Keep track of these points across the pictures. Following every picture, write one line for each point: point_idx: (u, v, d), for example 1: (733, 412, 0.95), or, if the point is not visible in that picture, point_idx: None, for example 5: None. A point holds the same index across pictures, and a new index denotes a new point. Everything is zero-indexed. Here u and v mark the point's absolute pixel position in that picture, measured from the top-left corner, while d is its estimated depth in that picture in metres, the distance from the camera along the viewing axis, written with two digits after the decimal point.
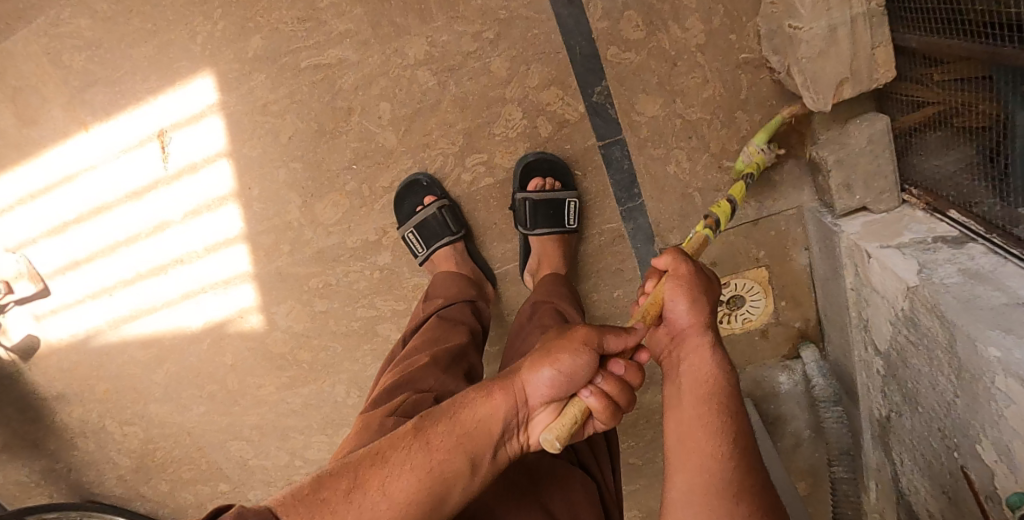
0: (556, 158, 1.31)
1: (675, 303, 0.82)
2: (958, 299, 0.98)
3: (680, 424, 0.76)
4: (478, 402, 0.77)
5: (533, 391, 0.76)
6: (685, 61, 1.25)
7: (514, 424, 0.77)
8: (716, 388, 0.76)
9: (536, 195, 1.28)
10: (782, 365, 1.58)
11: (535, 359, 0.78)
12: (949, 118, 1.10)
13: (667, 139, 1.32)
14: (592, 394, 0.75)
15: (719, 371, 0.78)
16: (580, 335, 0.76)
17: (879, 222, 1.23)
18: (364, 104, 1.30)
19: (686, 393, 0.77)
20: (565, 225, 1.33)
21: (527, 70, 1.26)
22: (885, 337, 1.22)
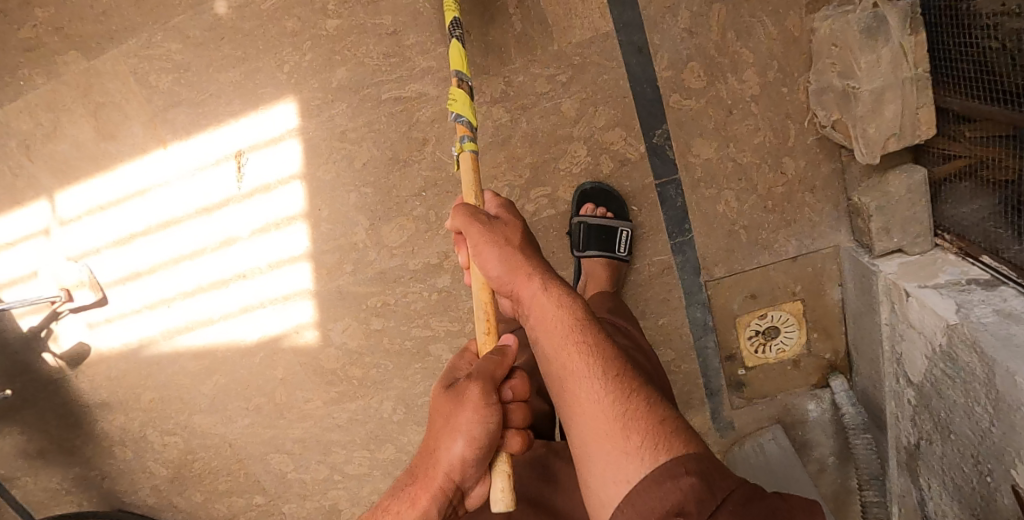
0: (612, 190, 1.40)
1: (494, 270, 0.86)
2: (997, 335, 1.08)
3: (555, 372, 0.79)
4: (404, 511, 0.75)
5: (455, 475, 0.76)
6: (740, 110, 1.36)
7: (453, 505, 0.78)
8: (567, 325, 0.80)
9: (591, 220, 1.36)
10: (811, 394, 1.67)
11: (444, 440, 0.77)
12: (978, 171, 1.21)
13: (718, 181, 1.43)
14: (510, 437, 0.82)
15: (563, 310, 0.81)
16: (478, 394, 0.77)
17: (915, 263, 1.33)
18: (439, 136, 1.39)
19: (547, 343, 0.80)
20: (618, 253, 1.39)
21: (595, 112, 1.36)
22: (919, 370, 1.31)
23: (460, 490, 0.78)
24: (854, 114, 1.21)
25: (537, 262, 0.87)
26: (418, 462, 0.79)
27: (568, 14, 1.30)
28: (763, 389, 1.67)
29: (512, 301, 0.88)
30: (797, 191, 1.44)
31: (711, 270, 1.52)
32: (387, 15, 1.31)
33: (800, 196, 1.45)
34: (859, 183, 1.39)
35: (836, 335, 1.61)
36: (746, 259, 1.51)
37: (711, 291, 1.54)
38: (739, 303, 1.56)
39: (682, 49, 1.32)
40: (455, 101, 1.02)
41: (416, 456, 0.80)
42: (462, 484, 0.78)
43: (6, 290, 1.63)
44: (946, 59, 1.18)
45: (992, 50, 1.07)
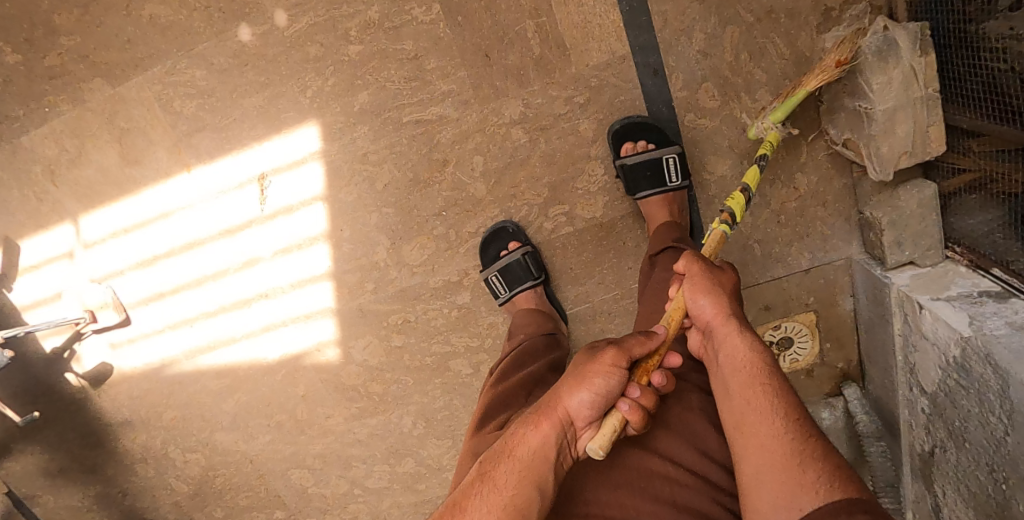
0: (646, 119, 1.36)
1: (696, 303, 0.94)
2: (1011, 348, 1.11)
3: (734, 407, 0.81)
4: (528, 434, 0.82)
5: (573, 411, 0.83)
6: (753, 128, 1.40)
7: (566, 441, 0.83)
8: (755, 367, 0.83)
9: (634, 157, 1.31)
10: (824, 402, 1.70)
11: (571, 383, 0.84)
12: (988, 183, 1.25)
13: (732, 197, 1.46)
14: (629, 406, 0.84)
15: (754, 354, 0.84)
16: (612, 356, 0.83)
17: (926, 276, 1.36)
18: (459, 157, 1.42)
19: (732, 381, 0.84)
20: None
21: (613, 132, 1.38)
22: (933, 380, 1.34)
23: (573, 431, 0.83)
24: (867, 132, 1.24)
25: (739, 312, 0.93)
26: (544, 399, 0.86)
27: (585, 37, 1.33)
28: None
29: (704, 332, 0.94)
30: (809, 206, 1.47)
31: None
32: (408, 41, 1.34)
33: (812, 210, 1.48)
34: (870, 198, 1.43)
35: (848, 345, 1.64)
36: (760, 272, 1.54)
37: None
38: (753, 315, 1.59)
39: (697, 70, 1.35)
40: (734, 201, 1.17)
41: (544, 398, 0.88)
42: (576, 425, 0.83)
43: (29, 312, 1.64)
44: (955, 78, 1.22)
45: (1002, 72, 1.10)
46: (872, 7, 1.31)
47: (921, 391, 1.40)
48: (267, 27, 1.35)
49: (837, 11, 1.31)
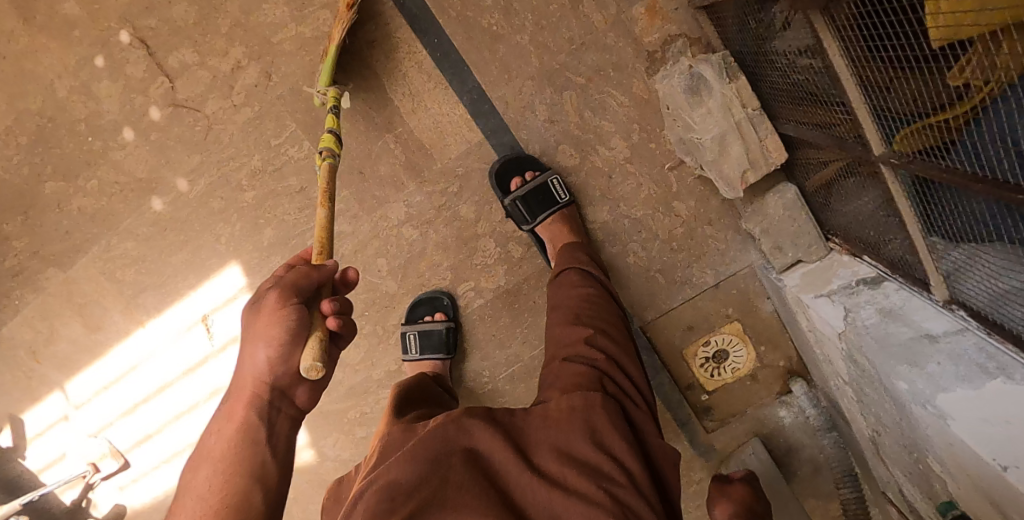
0: (529, 159, 1.45)
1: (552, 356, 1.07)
2: (879, 340, 1.15)
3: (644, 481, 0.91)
4: (224, 427, 0.91)
5: (263, 372, 0.90)
6: (618, 173, 1.49)
7: (268, 402, 0.92)
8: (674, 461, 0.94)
9: (524, 190, 1.40)
10: (779, 401, 1.71)
11: (249, 344, 0.90)
12: (845, 178, 1.23)
13: (620, 237, 1.55)
14: (328, 318, 0.93)
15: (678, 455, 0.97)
16: (271, 302, 0.90)
17: (814, 272, 1.40)
18: (365, 263, 1.57)
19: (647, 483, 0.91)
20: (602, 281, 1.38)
21: (490, 209, 1.51)
22: (844, 370, 1.37)
23: (276, 391, 0.92)
24: (707, 159, 1.33)
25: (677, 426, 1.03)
26: (241, 383, 0.93)
27: (441, 134, 1.46)
28: (729, 410, 1.72)
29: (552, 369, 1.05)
30: (696, 227, 1.54)
31: (643, 315, 1.63)
32: (292, 177, 1.50)
33: (700, 231, 1.55)
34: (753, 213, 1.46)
35: (782, 343, 1.67)
36: (670, 297, 1.61)
37: (649, 334, 1.66)
38: (680, 337, 1.65)
39: (550, 137, 1.46)
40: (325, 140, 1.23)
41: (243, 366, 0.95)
42: (276, 384, 0.92)
43: (44, 473, 1.84)
44: (767, 87, 1.25)
45: (796, 79, 1.15)
46: (690, 42, 1.38)
47: (840, 381, 1.45)
48: (174, 195, 1.53)
49: (659, 53, 1.39)
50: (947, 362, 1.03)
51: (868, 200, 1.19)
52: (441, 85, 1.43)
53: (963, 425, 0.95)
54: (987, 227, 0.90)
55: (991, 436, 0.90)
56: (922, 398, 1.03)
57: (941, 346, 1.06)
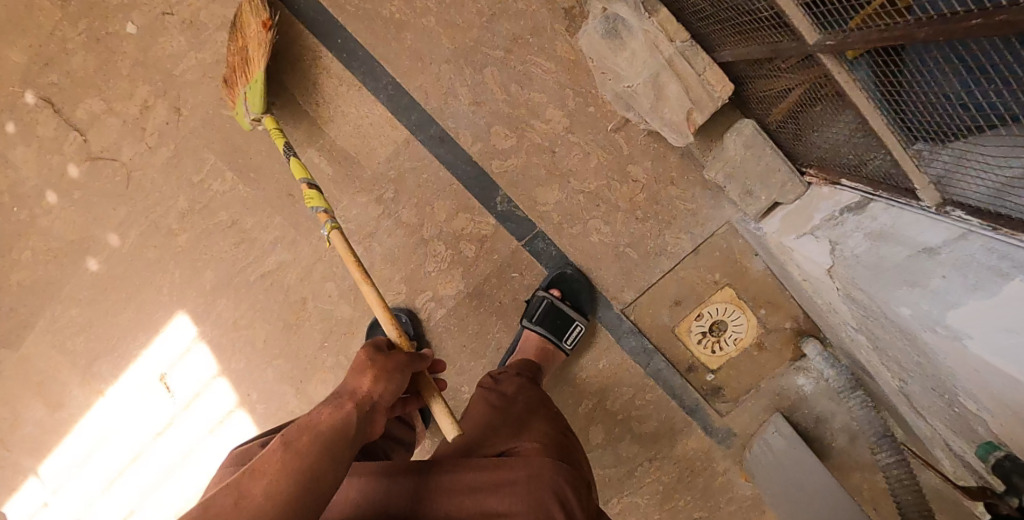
0: (591, 286, 1.44)
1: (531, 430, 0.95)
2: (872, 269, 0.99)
3: None
4: (324, 412, 0.75)
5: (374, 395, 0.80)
6: (561, 145, 1.37)
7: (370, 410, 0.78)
8: None
9: (561, 305, 1.38)
10: (794, 369, 1.53)
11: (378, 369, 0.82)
12: (815, 100, 1.05)
13: (579, 216, 1.41)
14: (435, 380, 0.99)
15: None
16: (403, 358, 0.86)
17: (795, 212, 1.23)
18: (313, 290, 1.47)
19: None
20: (563, 344, 1.40)
21: (433, 209, 1.40)
22: (849, 315, 1.18)
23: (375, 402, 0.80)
24: (646, 107, 1.20)
25: None
26: (344, 381, 0.80)
27: (364, 138, 1.37)
28: (741, 386, 1.55)
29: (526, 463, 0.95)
30: (659, 190, 1.40)
31: (623, 297, 1.48)
32: (221, 212, 1.43)
33: (664, 194, 1.40)
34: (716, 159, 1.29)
35: (784, 303, 1.50)
36: (648, 272, 1.46)
37: (634, 317, 1.50)
38: (668, 315, 1.49)
39: (480, 120, 1.35)
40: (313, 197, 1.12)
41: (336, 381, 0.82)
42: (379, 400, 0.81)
43: None
44: (694, 24, 1.17)
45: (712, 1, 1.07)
46: None
47: (850, 329, 1.26)
48: (107, 252, 1.47)
49: (576, 9, 1.29)
50: (954, 274, 0.83)
51: (847, 116, 0.99)
52: (355, 87, 1.34)
53: (986, 346, 0.78)
54: (968, 104, 0.75)
55: (1011, 348, 0.74)
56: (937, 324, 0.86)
57: (943, 259, 0.85)
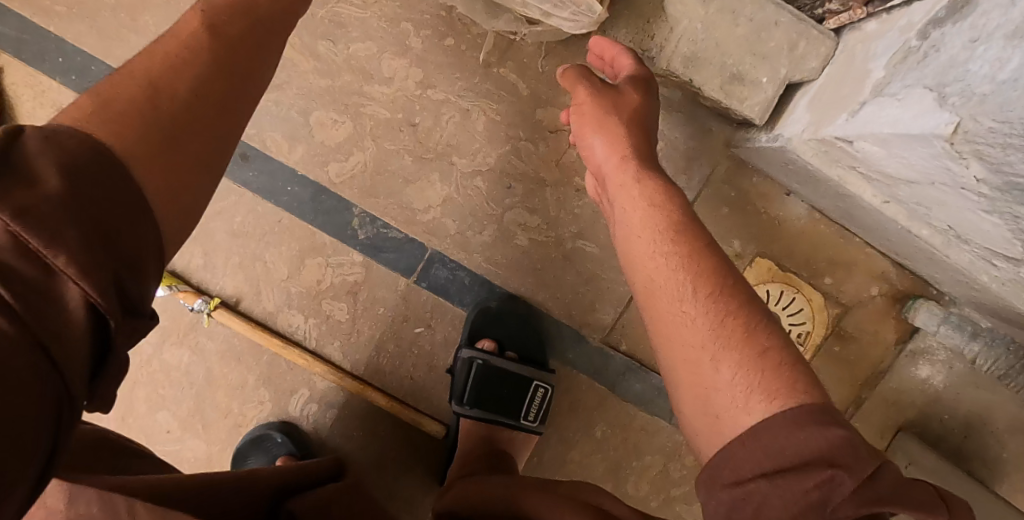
0: (555, 323, 0.90)
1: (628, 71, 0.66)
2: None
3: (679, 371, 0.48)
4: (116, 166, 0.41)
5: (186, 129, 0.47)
6: (422, 110, 0.85)
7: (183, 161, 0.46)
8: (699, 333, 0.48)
9: (508, 364, 0.86)
10: (907, 357, 0.95)
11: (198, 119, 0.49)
12: None
13: (486, 210, 0.87)
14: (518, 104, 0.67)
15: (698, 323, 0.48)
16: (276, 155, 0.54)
17: (831, 86, 0.67)
18: (141, 429, 0.94)
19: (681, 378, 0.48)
20: (522, 421, 0.86)
21: (267, 264, 0.90)
22: (1005, 234, 0.59)
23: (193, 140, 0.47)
24: None
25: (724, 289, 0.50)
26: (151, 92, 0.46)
27: None
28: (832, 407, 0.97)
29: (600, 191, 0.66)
30: None
31: (598, 321, 0.90)
32: None
33: None
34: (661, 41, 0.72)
35: (858, 256, 0.93)
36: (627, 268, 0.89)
37: (628, 344, 0.91)
38: None
39: (290, 110, 0.86)
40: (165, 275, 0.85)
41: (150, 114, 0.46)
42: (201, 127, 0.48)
43: None
44: None
45: None
46: None
47: (1019, 254, 0.62)
48: None
49: None
50: None
51: None
52: None
53: None
54: None
55: None
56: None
57: None
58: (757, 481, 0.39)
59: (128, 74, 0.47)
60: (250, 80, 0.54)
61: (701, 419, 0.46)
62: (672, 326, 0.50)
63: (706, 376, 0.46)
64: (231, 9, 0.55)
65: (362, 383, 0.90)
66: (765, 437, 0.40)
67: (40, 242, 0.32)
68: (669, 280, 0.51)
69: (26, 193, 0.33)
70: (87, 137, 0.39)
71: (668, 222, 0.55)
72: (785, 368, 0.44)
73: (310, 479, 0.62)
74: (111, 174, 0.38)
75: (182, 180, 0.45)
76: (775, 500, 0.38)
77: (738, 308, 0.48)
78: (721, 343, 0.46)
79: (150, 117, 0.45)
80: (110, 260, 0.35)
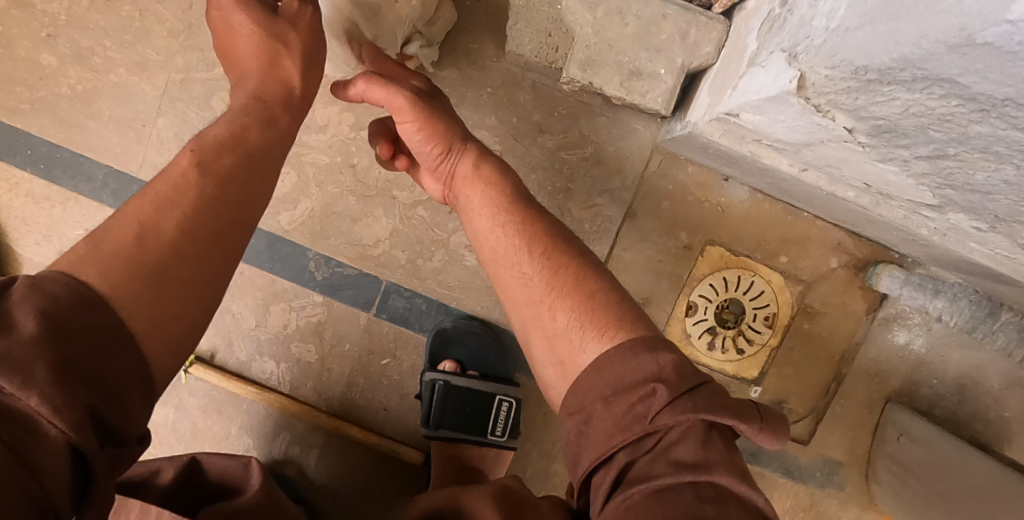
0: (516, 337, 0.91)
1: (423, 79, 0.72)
2: (865, 22, 0.40)
3: (532, 326, 0.58)
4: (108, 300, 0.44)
5: (183, 248, 0.50)
6: (360, 151, 0.89)
7: (178, 280, 0.49)
8: (539, 288, 0.58)
9: (471, 381, 0.88)
10: (880, 326, 0.94)
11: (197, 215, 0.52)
12: None
13: (433, 235, 0.90)
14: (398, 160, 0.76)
15: (535, 282, 0.58)
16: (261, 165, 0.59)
17: (722, 67, 0.68)
18: None
19: (531, 332, 0.58)
20: (489, 436, 0.88)
21: (235, 316, 0.93)
22: (908, 181, 0.60)
23: (191, 261, 0.50)
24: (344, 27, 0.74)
25: (554, 253, 0.59)
26: (147, 226, 0.50)
27: None
28: (812, 387, 0.95)
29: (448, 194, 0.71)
30: (527, 148, 0.88)
31: None
32: None
33: (539, 150, 0.88)
34: (551, 37, 0.78)
35: (810, 231, 0.92)
36: None
37: None
38: None
39: None
40: None
41: (148, 241, 0.49)
42: (202, 244, 0.51)
43: None
44: None
45: None
46: None
47: (935, 198, 0.62)
48: None
49: None
50: None
51: None
52: (70, 198, 0.94)
53: None
54: None
55: None
56: (1015, 15, 0.27)
57: None
58: (596, 407, 0.47)
59: (119, 218, 0.50)
60: (239, 205, 0.56)
61: (549, 362, 0.55)
62: (516, 290, 0.59)
63: (547, 326, 0.56)
64: (225, 145, 0.57)
65: (338, 419, 0.92)
66: (604, 369, 0.49)
67: (14, 384, 0.36)
68: (508, 246, 0.61)
69: (2, 342, 0.37)
70: (71, 283, 0.43)
71: (505, 198, 0.63)
72: (611, 305, 0.54)
73: (219, 475, 0.79)
74: (88, 311, 0.42)
75: (170, 308, 0.48)
76: (607, 418, 0.46)
77: (569, 262, 0.58)
78: (555, 296, 0.56)
79: (136, 257, 0.47)
80: (85, 393, 0.39)
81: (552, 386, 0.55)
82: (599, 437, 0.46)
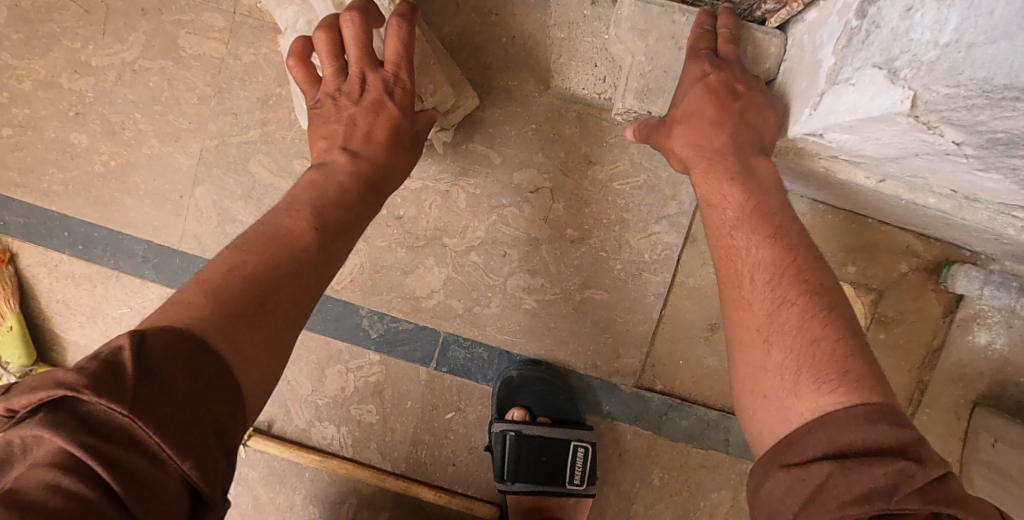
0: (584, 378, 0.88)
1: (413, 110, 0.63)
2: (995, 37, 0.37)
3: (749, 348, 0.51)
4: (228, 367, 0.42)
5: (283, 311, 0.48)
6: (405, 201, 0.86)
7: (277, 347, 0.47)
8: (773, 314, 0.51)
9: (544, 430, 0.85)
10: (960, 329, 0.89)
11: (298, 279, 0.50)
12: None
13: (488, 280, 0.87)
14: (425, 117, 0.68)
15: (772, 306, 0.51)
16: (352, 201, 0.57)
17: (789, 83, 0.66)
18: None
19: (741, 352, 0.52)
20: (568, 485, 0.84)
21: (290, 382, 0.90)
22: (1009, 188, 0.56)
23: (286, 325, 0.48)
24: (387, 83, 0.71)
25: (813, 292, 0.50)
26: (264, 278, 0.48)
27: None
28: None
29: None
30: (577, 181, 0.85)
31: (627, 366, 0.87)
32: None
33: (589, 182, 0.85)
34: (597, 67, 0.77)
35: (875, 238, 0.89)
36: (642, 304, 0.86)
37: (662, 382, 0.88)
38: (714, 352, 0.87)
39: None
40: None
41: (258, 298, 0.46)
42: (294, 308, 0.49)
43: None
44: None
45: None
46: None
47: None
48: None
49: None
50: None
51: None
52: (110, 276, 0.92)
53: None
54: None
55: None
56: None
57: None
58: (821, 464, 0.42)
59: (229, 270, 0.47)
60: (332, 275, 0.54)
61: (747, 386, 0.51)
62: (732, 311, 0.54)
63: (757, 358, 0.50)
64: (338, 199, 0.56)
65: (406, 480, 0.88)
66: (834, 427, 0.43)
67: (175, 449, 0.37)
68: (752, 255, 0.54)
69: (165, 406, 0.37)
70: (201, 342, 0.41)
71: (752, 208, 0.57)
72: (839, 359, 0.46)
73: None
74: (217, 375, 0.41)
75: (266, 374, 0.46)
76: (839, 481, 0.41)
77: (799, 298, 0.50)
78: (780, 330, 0.50)
79: (253, 318, 0.45)
80: (220, 459, 0.39)
81: (746, 408, 0.51)
82: (823, 502, 0.41)
